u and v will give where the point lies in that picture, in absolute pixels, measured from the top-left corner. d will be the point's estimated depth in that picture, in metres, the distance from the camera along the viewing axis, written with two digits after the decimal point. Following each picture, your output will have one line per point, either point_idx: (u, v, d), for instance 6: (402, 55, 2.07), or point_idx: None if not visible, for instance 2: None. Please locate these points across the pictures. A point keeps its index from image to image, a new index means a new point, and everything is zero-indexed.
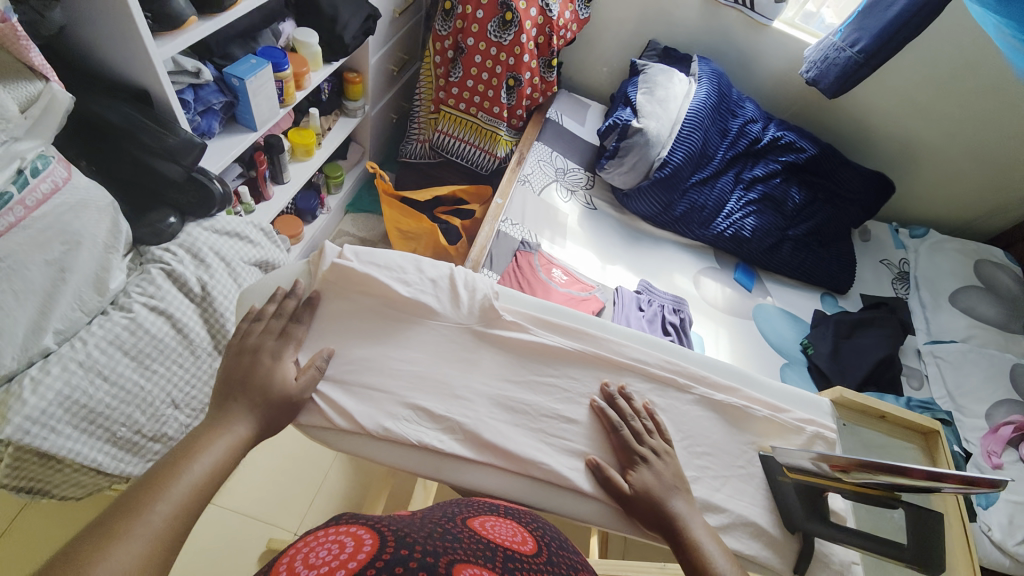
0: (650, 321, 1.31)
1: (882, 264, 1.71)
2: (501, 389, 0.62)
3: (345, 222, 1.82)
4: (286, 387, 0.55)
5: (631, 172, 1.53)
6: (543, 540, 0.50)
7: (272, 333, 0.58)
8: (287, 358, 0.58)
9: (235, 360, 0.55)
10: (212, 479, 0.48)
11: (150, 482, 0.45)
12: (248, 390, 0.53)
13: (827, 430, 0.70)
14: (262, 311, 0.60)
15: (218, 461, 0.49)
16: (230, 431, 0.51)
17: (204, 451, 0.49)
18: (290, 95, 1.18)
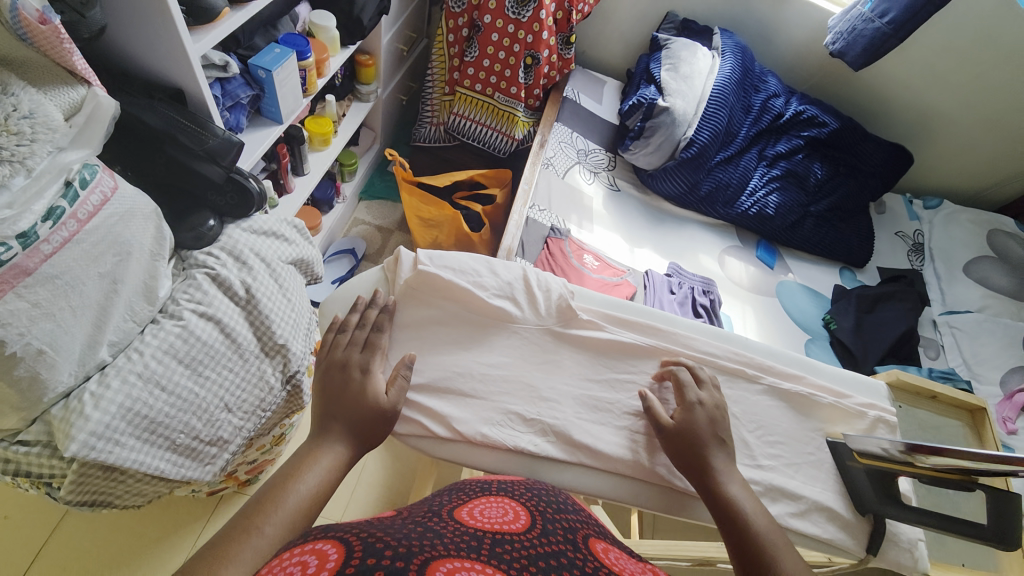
0: (682, 304, 1.32)
1: (899, 235, 1.71)
2: (586, 388, 0.68)
3: (359, 210, 1.78)
4: (374, 403, 0.57)
5: (656, 153, 1.52)
6: (533, 509, 0.51)
7: (357, 345, 0.62)
8: (374, 371, 0.61)
9: (329, 375, 0.59)
10: (315, 497, 0.50)
11: (259, 505, 0.47)
12: (342, 409, 0.56)
13: (888, 413, 0.73)
14: (345, 322, 0.64)
15: (317, 483, 0.50)
16: (329, 452, 0.53)
17: (307, 472, 0.51)
18: (312, 83, 1.14)
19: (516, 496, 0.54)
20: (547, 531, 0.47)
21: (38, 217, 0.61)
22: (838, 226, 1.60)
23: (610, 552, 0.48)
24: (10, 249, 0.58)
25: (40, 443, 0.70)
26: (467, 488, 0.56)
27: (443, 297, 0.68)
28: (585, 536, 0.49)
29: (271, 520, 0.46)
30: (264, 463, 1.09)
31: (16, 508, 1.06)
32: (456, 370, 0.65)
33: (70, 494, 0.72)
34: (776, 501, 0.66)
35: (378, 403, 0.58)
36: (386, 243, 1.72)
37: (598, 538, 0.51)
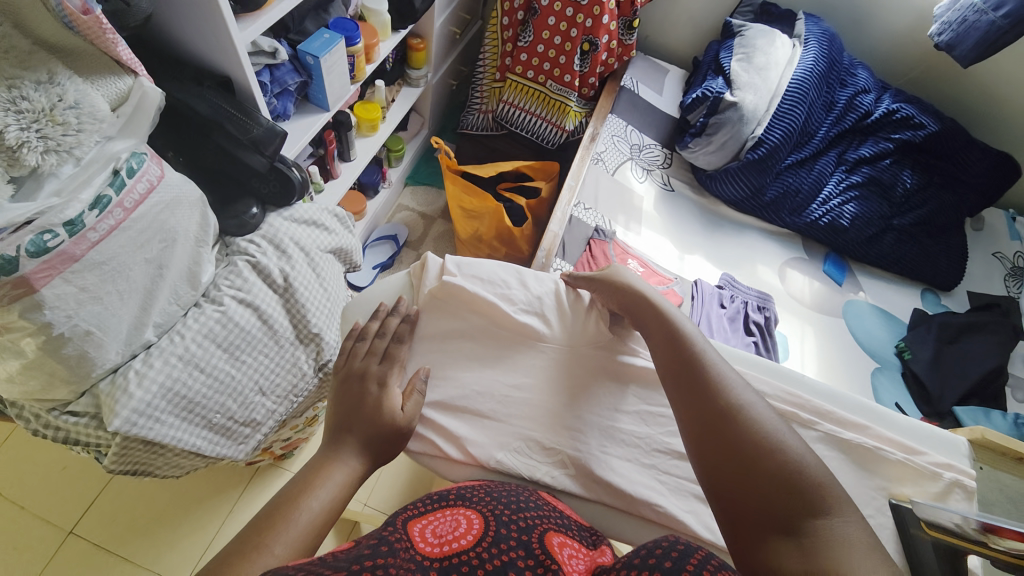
0: (732, 319, 1.22)
1: (995, 257, 1.50)
2: (614, 419, 0.63)
3: (404, 196, 1.78)
4: (391, 416, 0.56)
5: (719, 151, 1.40)
6: (487, 512, 0.50)
7: (376, 355, 0.61)
8: (392, 384, 0.59)
9: (346, 387, 0.58)
10: (326, 518, 0.49)
11: (267, 521, 0.47)
12: (357, 422, 0.55)
13: (968, 476, 0.63)
14: (365, 330, 0.63)
15: (327, 501, 0.50)
16: (343, 466, 0.52)
17: (322, 486, 0.50)
18: (361, 70, 1.12)
19: (472, 502, 0.52)
20: (498, 539, 0.46)
21: (85, 206, 0.62)
22: (925, 243, 1.42)
23: (565, 549, 0.48)
24: (57, 236, 0.60)
25: (88, 415, 0.73)
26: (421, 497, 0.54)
27: (469, 308, 0.66)
28: (542, 531, 0.49)
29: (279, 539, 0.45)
30: (298, 442, 1.12)
31: (74, 461, 1.15)
32: (479, 385, 0.63)
33: (113, 464, 0.76)
34: None
35: (396, 420, 0.56)
36: (428, 231, 1.71)
37: (556, 531, 0.50)
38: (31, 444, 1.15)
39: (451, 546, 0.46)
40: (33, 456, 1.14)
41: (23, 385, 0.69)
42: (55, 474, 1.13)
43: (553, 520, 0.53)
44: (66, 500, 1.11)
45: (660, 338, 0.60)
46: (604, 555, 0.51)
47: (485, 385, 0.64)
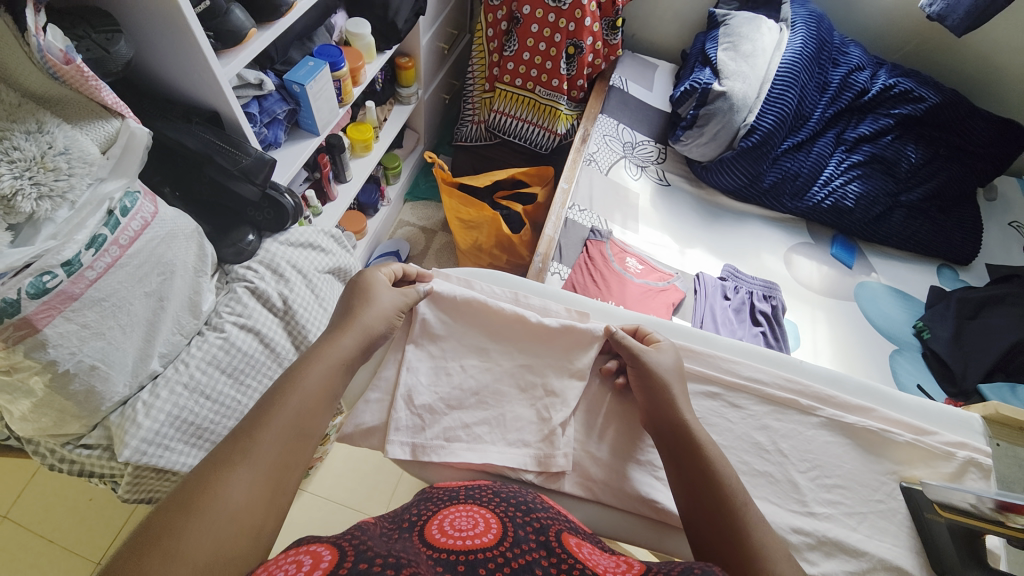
0: (738, 311, 1.20)
1: (1011, 227, 1.45)
2: None
3: (404, 212, 1.81)
4: (379, 298, 0.62)
5: (712, 142, 1.38)
6: (503, 515, 0.49)
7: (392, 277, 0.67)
8: (378, 273, 0.65)
9: (352, 287, 0.63)
10: (305, 421, 0.52)
11: (288, 381, 0.54)
12: (346, 311, 0.60)
13: (983, 455, 0.60)
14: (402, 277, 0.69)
15: (306, 405, 0.52)
16: (340, 347, 0.57)
17: (321, 358, 0.56)
18: (347, 93, 1.15)
19: (485, 502, 0.51)
20: (518, 539, 0.45)
21: (81, 247, 0.65)
22: (936, 218, 1.38)
23: (582, 546, 0.46)
24: (55, 277, 0.63)
25: (101, 446, 0.76)
26: (434, 496, 0.53)
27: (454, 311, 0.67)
28: (558, 531, 0.47)
29: (295, 395, 0.52)
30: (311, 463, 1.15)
31: (100, 492, 1.18)
32: (472, 389, 0.64)
33: (127, 492, 0.78)
34: (834, 556, 0.55)
35: (388, 308, 0.62)
36: (430, 244, 1.74)
37: (570, 532, 0.48)
38: (57, 477, 1.19)
39: (471, 541, 0.44)
40: (60, 489, 1.18)
41: (36, 422, 0.71)
42: (83, 506, 1.17)
43: (565, 521, 0.52)
44: (94, 532, 1.14)
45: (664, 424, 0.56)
46: (632, 568, 0.43)
47: (478, 386, 0.64)
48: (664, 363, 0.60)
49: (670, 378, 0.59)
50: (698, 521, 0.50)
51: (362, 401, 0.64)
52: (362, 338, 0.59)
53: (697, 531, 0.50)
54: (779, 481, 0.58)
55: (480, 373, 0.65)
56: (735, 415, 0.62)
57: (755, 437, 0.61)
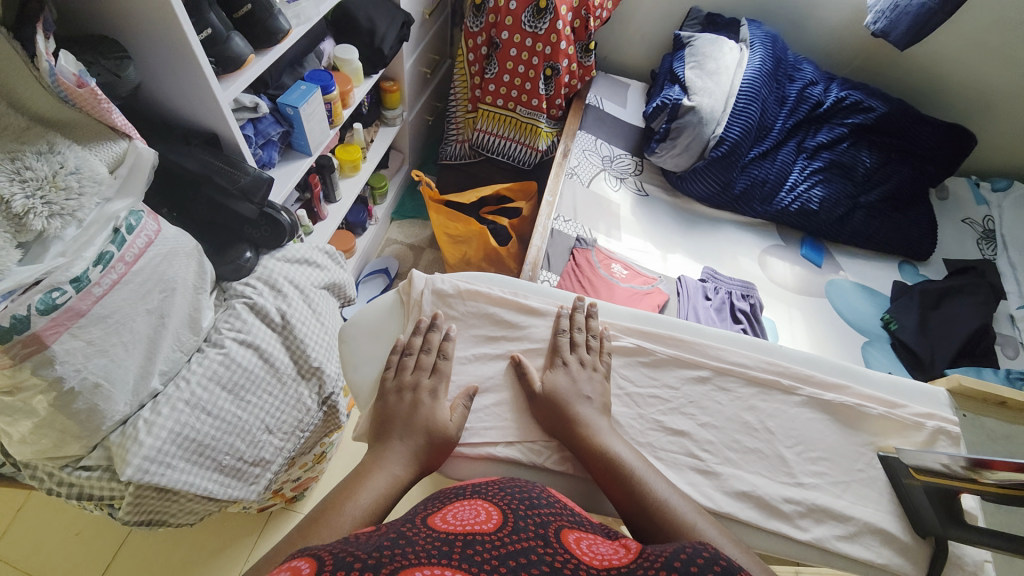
0: (719, 310, 1.25)
1: (964, 223, 1.58)
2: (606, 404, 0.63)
3: (392, 230, 1.85)
4: (434, 417, 0.60)
5: (684, 153, 1.46)
6: (505, 509, 0.51)
7: (423, 370, 0.63)
8: (442, 398, 0.62)
9: (398, 397, 0.61)
10: (371, 514, 0.52)
11: (352, 483, 0.54)
12: (404, 425, 0.59)
13: (950, 423, 0.66)
14: (409, 345, 0.65)
15: (378, 498, 0.53)
16: (395, 471, 0.55)
17: (376, 472, 0.55)
18: (337, 115, 1.19)
19: (490, 493, 0.54)
20: (516, 529, 0.47)
21: (89, 263, 0.66)
22: (893, 216, 1.49)
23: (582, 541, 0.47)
24: (64, 293, 0.64)
25: (100, 468, 0.76)
26: (443, 494, 0.56)
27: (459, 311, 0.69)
28: (558, 527, 0.49)
29: (357, 502, 0.52)
30: (308, 481, 1.16)
31: (89, 524, 1.15)
32: (481, 379, 0.65)
33: (128, 514, 0.78)
34: (822, 522, 0.59)
35: (440, 423, 0.59)
36: (418, 260, 1.78)
37: (570, 526, 0.51)
38: (43, 511, 1.16)
39: (471, 528, 0.46)
40: (47, 522, 1.15)
41: (35, 444, 0.72)
42: (72, 539, 1.13)
43: (567, 516, 0.53)
44: (82, 566, 1.10)
45: (583, 450, 0.58)
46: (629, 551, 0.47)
47: (489, 377, 0.65)
48: (561, 382, 0.62)
49: (573, 398, 0.61)
50: (644, 518, 0.53)
51: (369, 399, 0.65)
52: (416, 462, 0.57)
53: (639, 522, 0.53)
54: (766, 456, 0.61)
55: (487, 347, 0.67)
56: (724, 397, 0.65)
57: (744, 417, 0.63)
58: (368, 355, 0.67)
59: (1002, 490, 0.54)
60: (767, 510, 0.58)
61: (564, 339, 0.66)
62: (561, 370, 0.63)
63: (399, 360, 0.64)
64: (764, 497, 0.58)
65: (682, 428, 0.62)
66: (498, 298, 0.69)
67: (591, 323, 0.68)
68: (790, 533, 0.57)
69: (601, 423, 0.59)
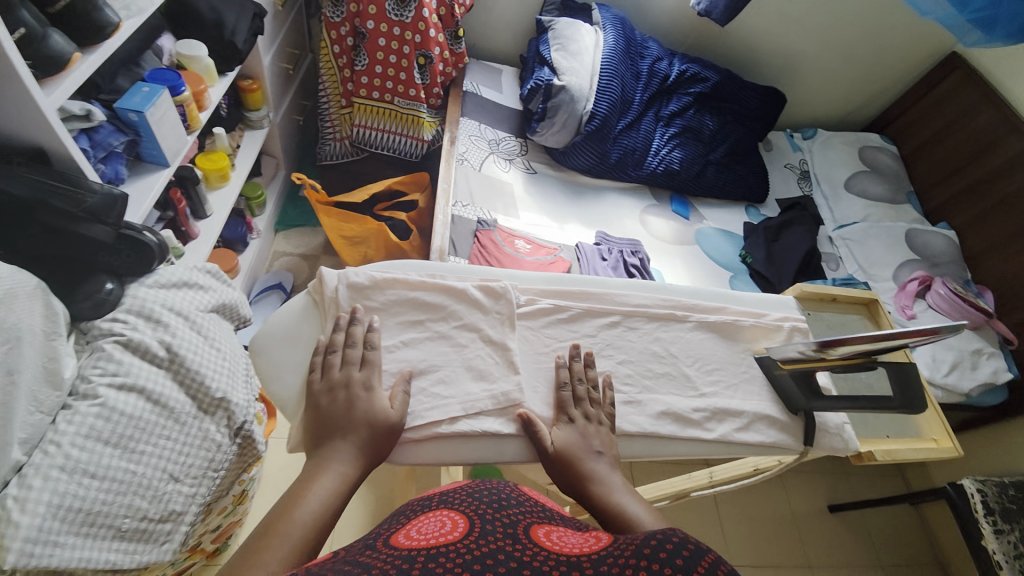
0: (615, 268, 1.39)
1: (787, 168, 1.94)
2: (537, 362, 0.65)
3: (278, 242, 1.71)
4: (369, 411, 0.57)
5: (563, 130, 1.56)
6: (474, 513, 0.58)
7: (353, 363, 0.60)
8: (377, 387, 0.59)
9: (331, 398, 0.58)
10: (323, 518, 0.51)
11: (298, 490, 0.52)
12: (340, 426, 0.56)
13: (801, 322, 0.82)
14: (332, 342, 0.61)
15: (328, 497, 0.52)
16: (338, 472, 0.54)
17: (322, 475, 0.53)
18: (194, 119, 1.07)
19: (458, 505, 0.60)
20: (487, 529, 0.53)
21: None
22: (735, 169, 1.76)
23: (550, 532, 0.56)
24: None
25: None
26: (411, 510, 0.63)
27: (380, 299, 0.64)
28: (526, 525, 0.56)
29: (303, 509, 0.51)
30: (231, 526, 1.06)
31: None
32: (417, 361, 0.62)
33: None
34: (723, 420, 0.69)
35: (378, 415, 0.57)
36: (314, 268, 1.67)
37: (539, 524, 0.58)
38: None
39: (444, 535, 0.53)
40: None
41: None
42: None
43: (537, 513, 0.62)
44: None
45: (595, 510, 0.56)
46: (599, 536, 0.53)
47: (421, 360, 0.62)
48: (568, 442, 0.59)
49: (584, 455, 0.59)
50: None
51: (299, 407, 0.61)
52: (360, 458, 0.55)
53: None
54: (674, 377, 0.70)
55: (411, 328, 0.64)
56: (633, 335, 0.72)
57: (652, 348, 0.71)
58: (290, 362, 0.62)
59: (843, 360, 0.67)
60: (682, 420, 0.67)
61: (567, 390, 0.62)
62: (578, 432, 0.60)
63: (327, 360, 0.60)
64: (677, 411, 0.67)
65: (606, 368, 0.68)
66: (417, 282, 0.65)
67: (590, 372, 0.64)
68: (701, 435, 0.67)
69: (614, 480, 0.58)
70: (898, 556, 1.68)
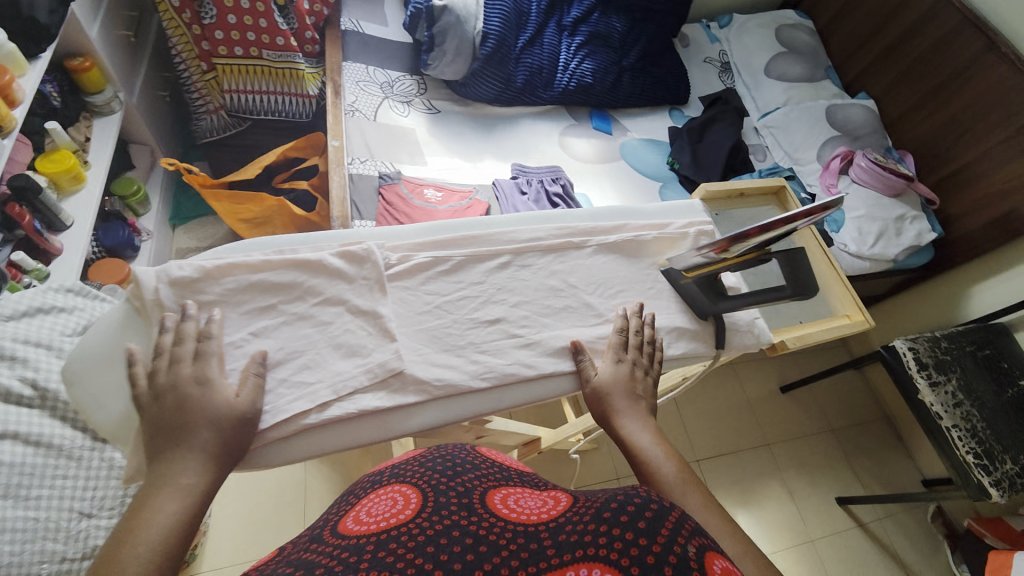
0: (537, 201, 1.31)
1: (706, 62, 1.85)
2: (419, 324, 0.58)
3: (179, 238, 1.56)
4: (214, 408, 0.48)
5: (457, 59, 1.41)
6: (431, 488, 0.56)
7: (183, 360, 0.49)
8: (217, 378, 0.50)
9: (160, 404, 0.48)
10: (171, 544, 0.43)
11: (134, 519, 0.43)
12: (179, 433, 0.47)
13: (706, 224, 0.79)
14: (158, 343, 0.50)
15: (177, 517, 0.44)
16: (185, 484, 0.46)
17: (162, 496, 0.45)
18: (7, 118, 0.90)
19: (417, 480, 0.59)
20: (440, 504, 0.51)
21: None
22: (651, 71, 1.66)
23: (509, 497, 0.55)
24: None
25: None
26: (359, 489, 0.63)
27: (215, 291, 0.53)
28: (485, 491, 0.55)
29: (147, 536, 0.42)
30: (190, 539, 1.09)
31: None
32: (276, 349, 0.53)
33: None
34: (631, 342, 0.67)
35: (223, 410, 0.48)
36: None
37: (498, 488, 0.57)
38: None
39: (396, 516, 0.51)
40: None
41: None
42: None
43: (493, 477, 0.63)
44: None
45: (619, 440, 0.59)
46: (554, 501, 0.53)
47: (279, 348, 0.53)
48: (608, 381, 0.61)
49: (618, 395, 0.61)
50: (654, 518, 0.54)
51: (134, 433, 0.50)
52: (212, 462, 0.47)
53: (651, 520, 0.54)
54: (575, 308, 0.66)
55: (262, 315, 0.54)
56: (527, 273, 0.66)
57: (549, 282, 0.67)
58: (114, 387, 0.52)
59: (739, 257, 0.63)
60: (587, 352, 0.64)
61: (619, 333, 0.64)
62: (626, 378, 0.61)
63: (153, 368, 0.49)
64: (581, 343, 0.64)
65: (498, 315, 0.62)
66: (259, 263, 0.54)
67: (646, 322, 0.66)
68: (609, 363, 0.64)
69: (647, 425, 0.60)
70: (847, 419, 1.82)
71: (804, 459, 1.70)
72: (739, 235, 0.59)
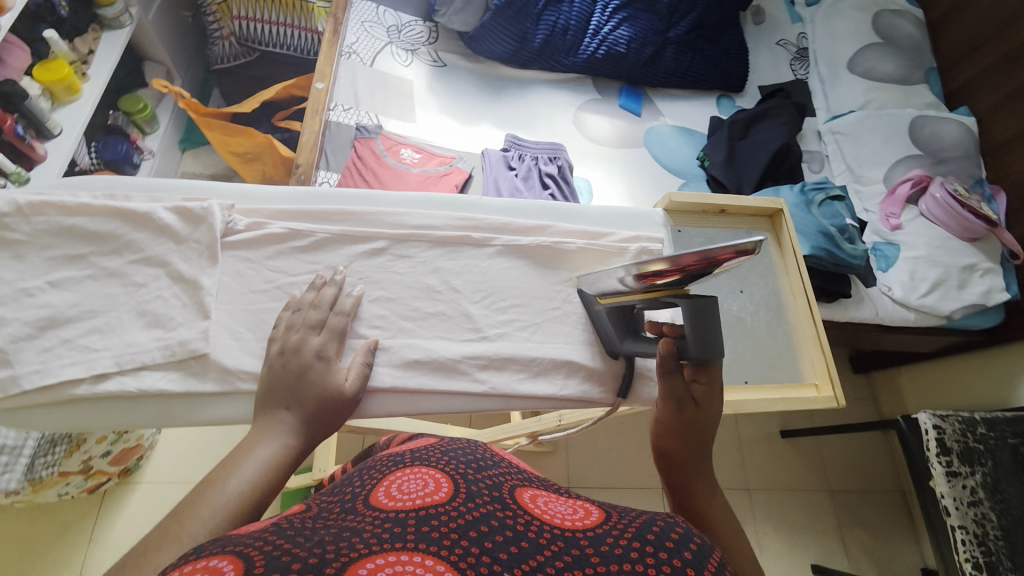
0: (527, 178, 1.18)
1: (779, 45, 1.57)
2: (250, 303, 0.56)
3: (186, 162, 1.57)
4: (327, 381, 0.50)
5: (467, 7, 1.28)
6: (453, 472, 0.45)
7: (312, 325, 0.53)
8: (335, 357, 0.52)
9: (282, 364, 0.50)
10: (265, 484, 0.44)
11: (229, 459, 0.45)
12: (290, 394, 0.49)
13: (654, 243, 0.65)
14: (300, 301, 0.54)
15: (268, 466, 0.45)
16: (277, 443, 0.47)
17: (245, 461, 0.44)
18: None
19: (432, 461, 0.47)
20: (472, 492, 0.41)
21: None
22: (703, 48, 1.43)
23: (538, 498, 0.43)
24: None
25: None
26: (378, 465, 0.49)
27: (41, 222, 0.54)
28: (510, 486, 0.44)
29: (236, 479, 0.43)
30: (131, 451, 1.17)
31: None
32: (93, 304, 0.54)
33: None
34: (505, 370, 0.56)
35: (328, 386, 0.50)
36: None
37: (523, 485, 0.46)
38: None
39: (423, 498, 0.40)
40: None
41: None
42: None
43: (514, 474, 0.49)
44: None
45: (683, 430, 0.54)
46: (590, 511, 0.40)
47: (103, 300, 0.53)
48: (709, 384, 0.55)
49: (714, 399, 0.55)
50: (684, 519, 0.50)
51: None
52: (313, 425, 0.49)
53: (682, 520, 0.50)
54: (447, 315, 0.58)
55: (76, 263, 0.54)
56: (403, 266, 0.59)
57: (426, 281, 0.59)
58: None
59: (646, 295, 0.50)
60: (445, 371, 0.55)
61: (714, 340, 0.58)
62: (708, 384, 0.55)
63: (284, 333, 0.52)
64: (440, 358, 0.55)
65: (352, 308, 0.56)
66: (77, 206, 0.54)
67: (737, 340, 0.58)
68: (468, 389, 0.55)
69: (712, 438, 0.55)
70: (849, 482, 1.60)
71: (786, 515, 1.52)
72: (671, 258, 0.43)
